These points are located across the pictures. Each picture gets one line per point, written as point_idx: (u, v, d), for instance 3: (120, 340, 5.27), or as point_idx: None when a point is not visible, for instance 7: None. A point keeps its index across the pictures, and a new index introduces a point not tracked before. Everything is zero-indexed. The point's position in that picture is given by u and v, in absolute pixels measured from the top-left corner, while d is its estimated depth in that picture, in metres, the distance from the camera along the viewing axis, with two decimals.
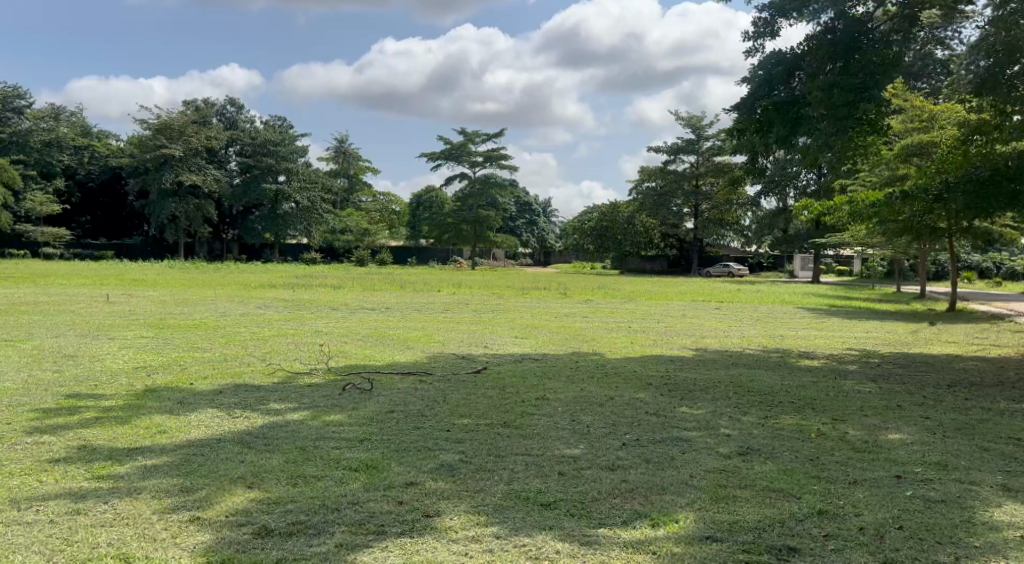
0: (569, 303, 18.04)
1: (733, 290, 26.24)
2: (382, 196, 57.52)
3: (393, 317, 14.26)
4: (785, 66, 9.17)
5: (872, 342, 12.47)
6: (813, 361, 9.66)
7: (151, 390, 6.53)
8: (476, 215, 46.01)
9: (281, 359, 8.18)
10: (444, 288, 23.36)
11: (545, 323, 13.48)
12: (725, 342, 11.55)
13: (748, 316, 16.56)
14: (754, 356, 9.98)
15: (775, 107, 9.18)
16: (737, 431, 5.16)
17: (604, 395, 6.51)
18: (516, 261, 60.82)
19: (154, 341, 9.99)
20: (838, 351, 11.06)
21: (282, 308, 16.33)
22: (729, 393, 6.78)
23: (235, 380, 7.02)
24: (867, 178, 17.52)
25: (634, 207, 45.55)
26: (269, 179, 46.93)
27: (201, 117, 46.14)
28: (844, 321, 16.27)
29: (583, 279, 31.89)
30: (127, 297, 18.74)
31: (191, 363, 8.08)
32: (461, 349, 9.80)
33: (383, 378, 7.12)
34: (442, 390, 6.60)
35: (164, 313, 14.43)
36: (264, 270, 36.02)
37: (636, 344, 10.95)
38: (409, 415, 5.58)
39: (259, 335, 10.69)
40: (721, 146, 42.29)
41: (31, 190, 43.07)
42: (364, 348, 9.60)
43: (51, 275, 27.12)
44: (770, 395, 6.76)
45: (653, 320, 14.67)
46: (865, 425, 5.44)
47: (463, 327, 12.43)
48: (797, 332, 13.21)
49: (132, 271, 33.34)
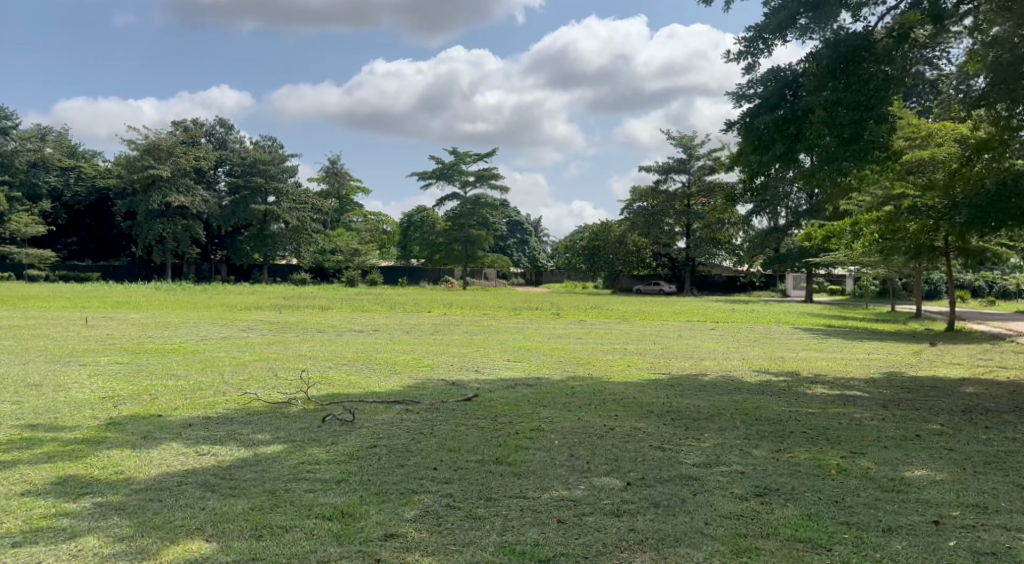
0: (562, 324, 17.67)
1: (727, 310, 25.90)
2: (373, 216, 57.20)
3: (381, 340, 13.84)
4: (784, 83, 8.77)
5: (877, 365, 12.09)
6: (818, 387, 9.26)
7: (115, 423, 6.04)
8: (467, 234, 45.67)
9: (259, 388, 7.70)
10: (434, 308, 22.97)
11: (537, 345, 13.07)
12: (724, 365, 11.14)
13: (746, 336, 16.18)
14: (757, 381, 9.58)
15: (775, 125, 8.74)
16: (750, 466, 4.73)
17: (603, 425, 6.07)
18: (508, 281, 60.46)
19: (129, 368, 9.52)
20: (843, 374, 10.65)
21: (267, 330, 15.88)
22: (735, 422, 6.35)
23: (208, 411, 6.53)
24: (863, 196, 17.27)
25: (625, 226, 45.33)
26: (258, 199, 46.53)
27: (190, 137, 45.77)
28: (843, 341, 15.93)
29: (574, 299, 31.58)
30: (107, 319, 18.23)
31: (163, 391, 7.60)
32: (450, 374, 9.38)
33: (366, 408, 6.64)
34: (429, 420, 6.16)
35: (144, 336, 13.98)
36: (252, 292, 35.60)
37: (633, 368, 10.53)
38: (392, 450, 5.13)
39: (239, 361, 10.24)
40: (712, 166, 42.18)
41: (17, 211, 42.52)
42: (348, 373, 9.15)
43: (35, 298, 26.62)
44: (779, 424, 6.34)
45: (648, 342, 14.30)
46: (886, 459, 5.04)
47: (453, 350, 12.00)
48: (799, 354, 12.81)
49: (117, 293, 32.81)
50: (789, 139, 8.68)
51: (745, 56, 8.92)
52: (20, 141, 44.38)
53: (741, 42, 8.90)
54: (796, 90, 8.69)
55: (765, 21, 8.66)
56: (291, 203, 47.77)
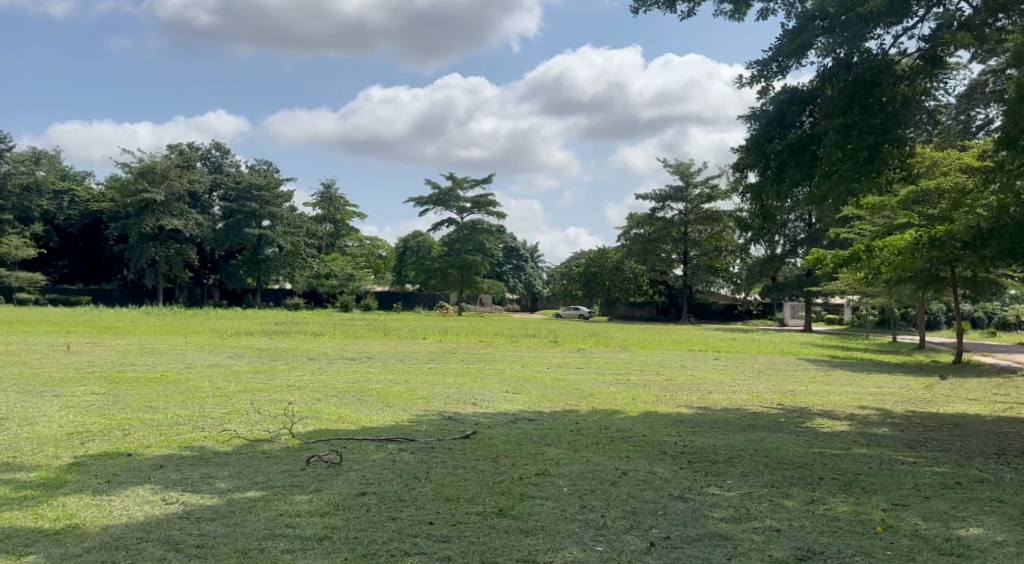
0: (560, 352, 17.12)
1: (728, 339, 25.39)
2: (369, 241, 56.78)
3: (374, 368, 13.29)
4: (799, 105, 8.20)
5: (892, 399, 11.56)
6: (836, 424, 8.78)
7: (80, 464, 5.50)
8: (463, 260, 45.25)
9: (239, 423, 7.15)
10: (430, 335, 22.43)
11: (536, 375, 12.55)
12: (733, 399, 10.60)
13: (751, 368, 15.66)
14: (771, 418, 9.03)
15: (788, 149, 8.15)
16: (785, 523, 4.26)
17: (613, 468, 5.55)
18: (503, 307, 59.95)
19: (107, 399, 8.98)
20: (859, 410, 10.11)
21: (255, 358, 15.30)
22: (758, 466, 5.85)
23: (184, 449, 6.01)
24: (868, 223, 16.86)
25: (622, 253, 44.96)
26: (253, 223, 46.11)
27: (186, 161, 45.39)
28: (850, 374, 15.42)
29: (571, 326, 31.05)
30: (90, 346, 17.56)
31: (136, 426, 7.04)
32: (447, 407, 8.85)
33: (355, 447, 6.12)
34: (425, 462, 5.63)
35: (126, 364, 13.35)
36: (244, 317, 35.04)
37: (638, 401, 9.98)
38: (383, 499, 4.59)
39: (224, 392, 9.69)
40: (710, 194, 41.93)
41: (8, 234, 41.97)
42: (338, 407, 8.60)
43: (21, 323, 25.96)
44: (805, 469, 5.88)
45: (651, 373, 13.77)
46: (934, 513, 4.57)
47: (449, 381, 11.44)
48: (809, 388, 12.27)
49: (107, 318, 32.21)
50: (803, 164, 8.09)
51: (759, 79, 8.46)
52: (14, 163, 44.01)
53: (754, 65, 8.47)
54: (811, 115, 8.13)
55: (780, 43, 8.17)
56: (286, 228, 47.31)
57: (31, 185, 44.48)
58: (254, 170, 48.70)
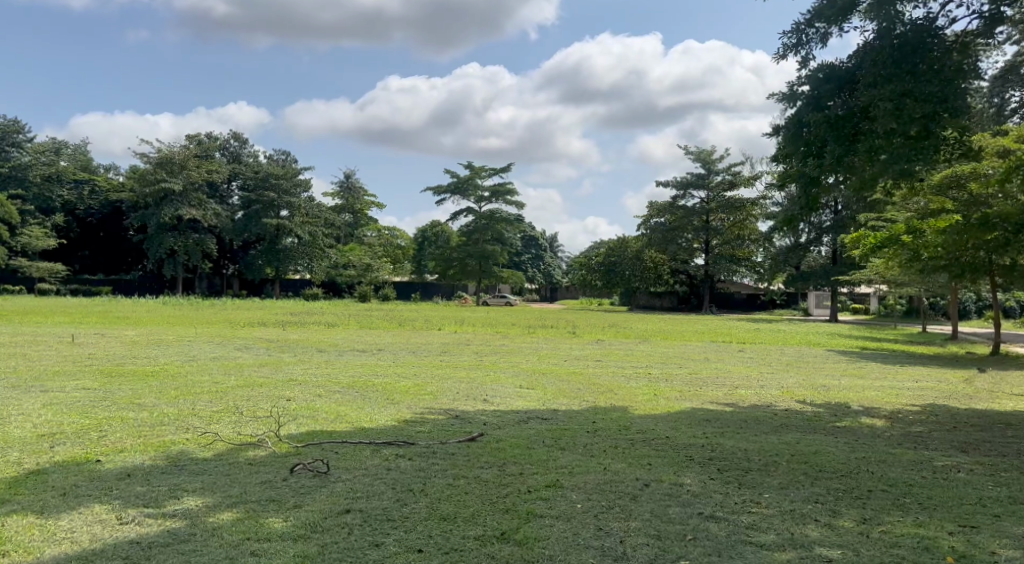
0: (579, 344, 16.45)
1: (753, 329, 24.61)
2: (387, 230, 56.30)
3: (385, 361, 12.74)
4: (841, 79, 7.43)
5: (933, 394, 10.82)
6: (874, 424, 8.09)
7: (40, 472, 4.96)
8: (482, 249, 44.70)
9: (229, 423, 6.60)
10: (445, 326, 21.86)
11: (553, 368, 11.92)
12: (762, 395, 9.93)
13: (778, 360, 14.96)
14: (806, 416, 8.37)
15: (829, 123, 7.35)
16: (839, 554, 3.68)
17: (633, 479, 4.91)
18: (523, 297, 59.35)
19: (97, 395, 8.49)
20: (900, 408, 9.40)
21: (264, 350, 14.81)
22: (798, 477, 5.22)
23: (159, 455, 5.46)
24: (903, 207, 15.99)
25: (642, 242, 44.09)
26: (271, 213, 45.67)
27: (204, 150, 45.07)
28: (884, 367, 14.64)
29: (592, 316, 30.28)
30: (98, 336, 17.13)
31: (116, 427, 6.50)
32: (454, 403, 8.28)
33: (347, 453, 5.51)
34: (422, 471, 5.03)
35: (127, 357, 12.86)
36: (260, 306, 34.68)
37: (660, 397, 9.36)
38: (368, 518, 4.04)
39: (221, 387, 9.17)
40: (733, 180, 40.99)
41: (28, 225, 41.90)
42: (337, 404, 8.02)
43: (37, 313, 25.71)
44: (852, 481, 5.21)
45: (674, 366, 13.08)
46: (1014, 539, 3.94)
47: (460, 375, 10.84)
48: (843, 382, 11.53)
49: (124, 308, 31.91)
50: (844, 141, 7.31)
51: (796, 49, 7.76)
52: (33, 154, 43.89)
53: (790, 35, 7.77)
54: (856, 86, 7.35)
55: (817, 9, 7.47)
56: (303, 218, 46.87)
57: (51, 175, 44.48)
58: (272, 160, 48.35)
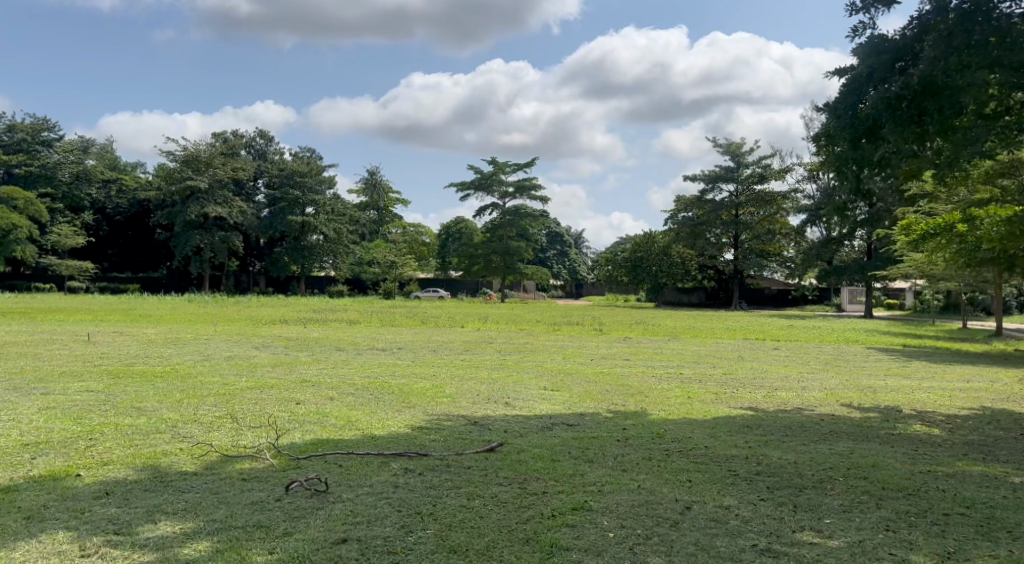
0: (607, 342, 15.87)
1: (785, 325, 23.81)
2: (411, 228, 56.05)
3: (403, 359, 12.24)
4: (896, 52, 6.68)
5: (989, 396, 10.06)
6: (933, 431, 7.41)
7: (10, 490, 4.47)
8: (506, 245, 44.10)
9: (228, 432, 6.07)
10: (468, 323, 21.32)
11: (577, 368, 11.36)
12: (804, 398, 9.24)
13: (817, 359, 14.23)
14: (855, 423, 7.69)
15: (889, 103, 6.57)
16: None
17: (673, 500, 4.36)
18: (547, 295, 58.79)
19: (98, 397, 8.04)
20: (957, 412, 8.67)
21: (283, 349, 14.37)
22: (860, 497, 4.63)
23: (147, 468, 4.96)
24: (947, 199, 15.17)
25: (669, 237, 43.27)
26: (296, 211, 45.24)
27: (230, 148, 45.01)
28: (929, 366, 13.88)
29: (619, 313, 29.61)
30: (113, 335, 16.80)
31: (107, 435, 6.00)
32: (475, 407, 7.72)
33: (352, 466, 4.99)
34: (432, 488, 4.51)
35: (141, 356, 12.47)
36: (287, 303, 34.34)
37: (693, 399, 8.76)
38: (367, 552, 3.59)
39: (229, 390, 8.68)
40: (763, 173, 40.02)
41: (57, 223, 42.09)
42: (349, 408, 7.48)
43: (61, 311, 25.60)
44: (920, 499, 4.64)
45: (707, 365, 12.45)
46: None
47: (482, 375, 10.28)
48: (891, 383, 10.83)
49: (149, 305, 31.71)
50: (903, 123, 6.65)
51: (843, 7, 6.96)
52: (62, 153, 44.10)
53: None
54: (912, 59, 6.64)
55: None
56: (328, 215, 46.57)
57: (79, 174, 44.65)
58: (298, 157, 48.29)
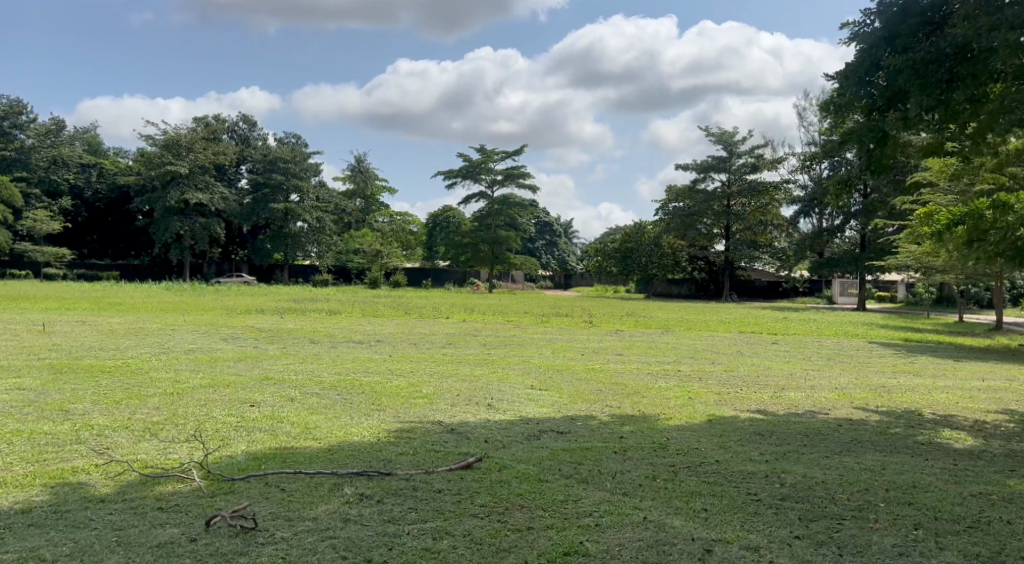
0: (596, 335, 15.02)
1: (781, 318, 23.12)
2: (399, 216, 55.05)
3: (379, 354, 11.33)
4: (919, 16, 5.74)
5: (1012, 397, 9.28)
6: (965, 439, 6.59)
7: None
8: (495, 235, 43.09)
9: (158, 443, 5.16)
10: (454, 313, 20.47)
11: (567, 364, 10.50)
12: (816, 399, 8.40)
13: (819, 354, 13.42)
14: (879, 430, 6.83)
15: (915, 68, 5.64)
16: None
17: (686, 540, 3.56)
18: (536, 285, 57.97)
19: (27, 397, 7.10)
20: (985, 416, 7.84)
21: (255, 340, 13.49)
22: (911, 532, 3.83)
23: (44, 492, 4.05)
24: (954, 188, 14.36)
25: (659, 227, 42.36)
26: (279, 197, 44.15)
27: (211, 133, 43.77)
28: (937, 363, 13.13)
29: (609, 304, 28.83)
30: (74, 324, 15.84)
31: (16, 446, 5.10)
32: (453, 411, 6.83)
33: (292, 492, 4.08)
34: (386, 522, 3.63)
35: (93, 349, 11.49)
36: (267, 291, 33.48)
37: (695, 400, 7.93)
38: None
39: (180, 388, 7.75)
40: (755, 163, 39.23)
41: (33, 208, 40.80)
42: (308, 412, 6.57)
43: (34, 299, 24.54)
44: (978, 530, 3.90)
45: (705, 360, 11.65)
46: None
47: (463, 372, 9.36)
48: (904, 382, 10.05)
49: (127, 293, 30.75)
50: (933, 89, 5.63)
51: None
52: (37, 136, 42.71)
53: None
54: (941, 23, 5.70)
55: None
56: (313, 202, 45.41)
57: (56, 158, 43.30)
58: (282, 143, 47.11)
